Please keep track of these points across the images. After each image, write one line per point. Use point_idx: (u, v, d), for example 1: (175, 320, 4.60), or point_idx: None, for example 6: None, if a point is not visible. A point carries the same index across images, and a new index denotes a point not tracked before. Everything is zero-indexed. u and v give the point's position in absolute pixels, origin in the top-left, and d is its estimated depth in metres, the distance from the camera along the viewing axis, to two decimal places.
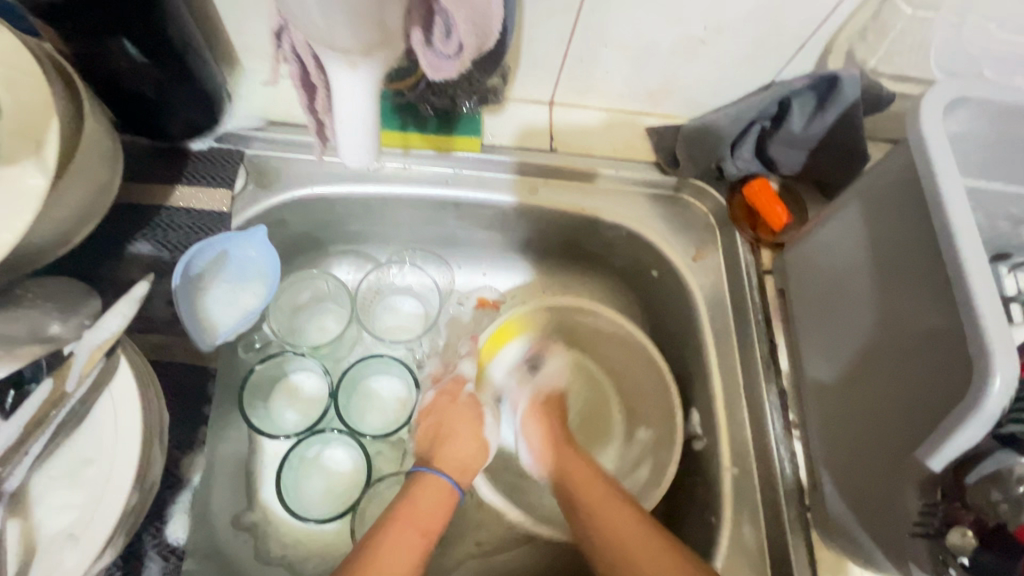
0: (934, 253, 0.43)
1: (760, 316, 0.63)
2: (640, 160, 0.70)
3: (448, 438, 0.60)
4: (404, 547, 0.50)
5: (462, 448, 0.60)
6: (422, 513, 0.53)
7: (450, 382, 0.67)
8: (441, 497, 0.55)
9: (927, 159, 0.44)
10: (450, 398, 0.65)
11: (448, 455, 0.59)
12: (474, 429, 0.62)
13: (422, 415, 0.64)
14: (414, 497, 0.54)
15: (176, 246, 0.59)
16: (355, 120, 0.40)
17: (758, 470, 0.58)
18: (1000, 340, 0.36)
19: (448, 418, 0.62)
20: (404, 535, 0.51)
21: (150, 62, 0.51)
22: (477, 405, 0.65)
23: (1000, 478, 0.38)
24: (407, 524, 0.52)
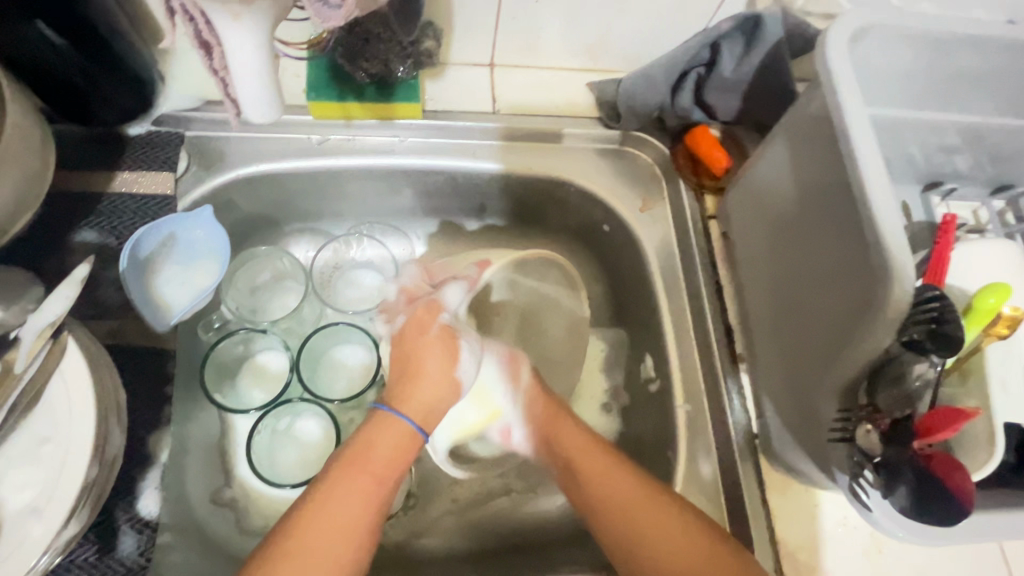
0: (842, 180, 0.46)
1: (706, 260, 0.65)
2: (584, 116, 0.71)
3: (417, 376, 0.57)
4: (353, 494, 0.49)
5: (429, 385, 0.57)
6: (378, 462, 0.52)
7: (423, 309, 0.63)
8: (399, 443, 0.54)
9: (834, 90, 0.46)
10: (422, 330, 0.61)
11: (412, 396, 0.56)
12: (440, 368, 0.58)
13: (393, 343, 0.61)
14: (371, 441, 0.52)
15: (122, 231, 0.59)
16: (256, 82, 0.44)
17: (709, 405, 0.61)
18: (901, 250, 0.39)
19: (414, 352, 0.59)
20: (355, 482, 0.50)
21: (75, 49, 0.51)
22: (450, 340, 0.61)
23: (902, 378, 0.41)
24: (359, 470, 0.50)
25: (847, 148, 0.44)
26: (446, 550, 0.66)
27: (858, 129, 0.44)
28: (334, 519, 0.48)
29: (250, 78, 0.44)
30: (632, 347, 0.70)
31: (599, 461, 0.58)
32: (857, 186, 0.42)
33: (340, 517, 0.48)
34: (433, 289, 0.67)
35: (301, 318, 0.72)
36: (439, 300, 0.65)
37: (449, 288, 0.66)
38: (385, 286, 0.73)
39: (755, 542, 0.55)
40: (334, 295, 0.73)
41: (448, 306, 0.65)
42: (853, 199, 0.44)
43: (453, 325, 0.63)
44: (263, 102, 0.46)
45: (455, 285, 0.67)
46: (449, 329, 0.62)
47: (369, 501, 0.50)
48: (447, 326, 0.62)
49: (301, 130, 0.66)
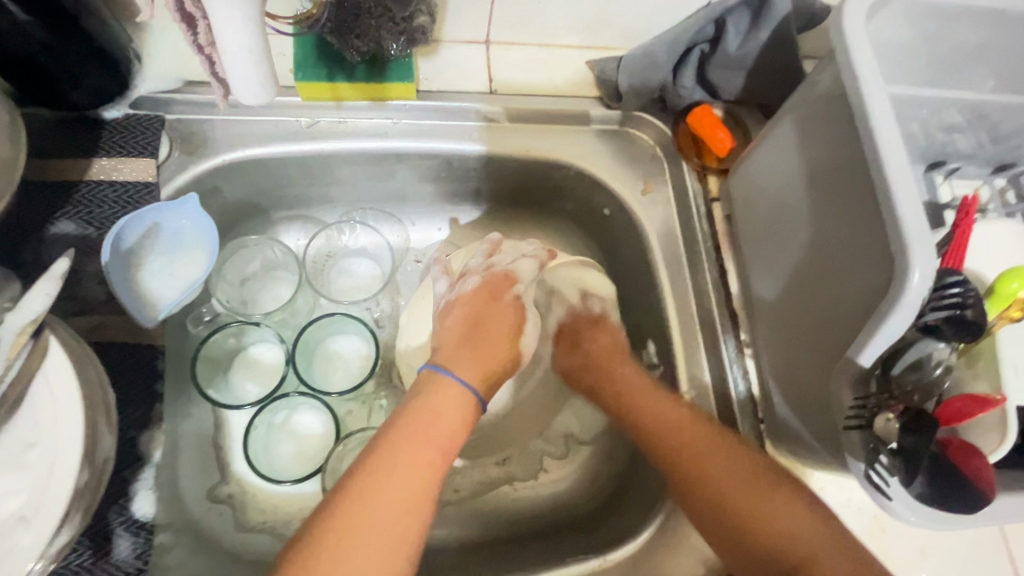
0: (859, 160, 0.44)
1: (710, 244, 0.64)
2: (583, 96, 0.69)
3: (475, 344, 0.53)
4: (413, 468, 0.43)
5: (493, 354, 0.53)
6: (438, 434, 0.45)
7: (498, 278, 0.59)
8: (458, 412, 0.47)
9: (849, 68, 0.44)
10: (493, 294, 0.58)
11: (471, 363, 0.51)
12: (505, 340, 0.55)
13: (459, 303, 0.57)
14: (430, 413, 0.46)
15: (102, 222, 0.56)
16: (245, 65, 0.42)
17: (714, 391, 0.60)
18: (916, 234, 0.38)
19: (480, 318, 0.55)
20: (417, 454, 0.44)
21: (38, 24, 0.47)
22: (520, 313, 0.58)
23: (920, 364, 0.41)
24: (419, 441, 0.44)
25: (863, 129, 0.43)
26: (448, 540, 0.65)
27: (876, 108, 0.42)
28: (393, 496, 0.41)
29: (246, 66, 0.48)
30: (634, 333, 0.69)
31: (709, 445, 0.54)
32: (874, 168, 0.41)
33: (396, 495, 0.42)
34: (504, 259, 0.61)
35: (294, 309, 0.70)
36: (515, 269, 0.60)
37: (519, 258, 0.62)
38: (380, 274, 0.72)
39: None
40: (327, 284, 0.71)
41: (524, 278, 0.60)
42: (870, 178, 0.43)
43: (524, 299, 0.59)
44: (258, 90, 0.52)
45: (527, 258, 0.62)
46: (519, 300, 0.59)
47: (431, 474, 0.44)
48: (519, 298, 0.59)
49: (290, 113, 0.63)
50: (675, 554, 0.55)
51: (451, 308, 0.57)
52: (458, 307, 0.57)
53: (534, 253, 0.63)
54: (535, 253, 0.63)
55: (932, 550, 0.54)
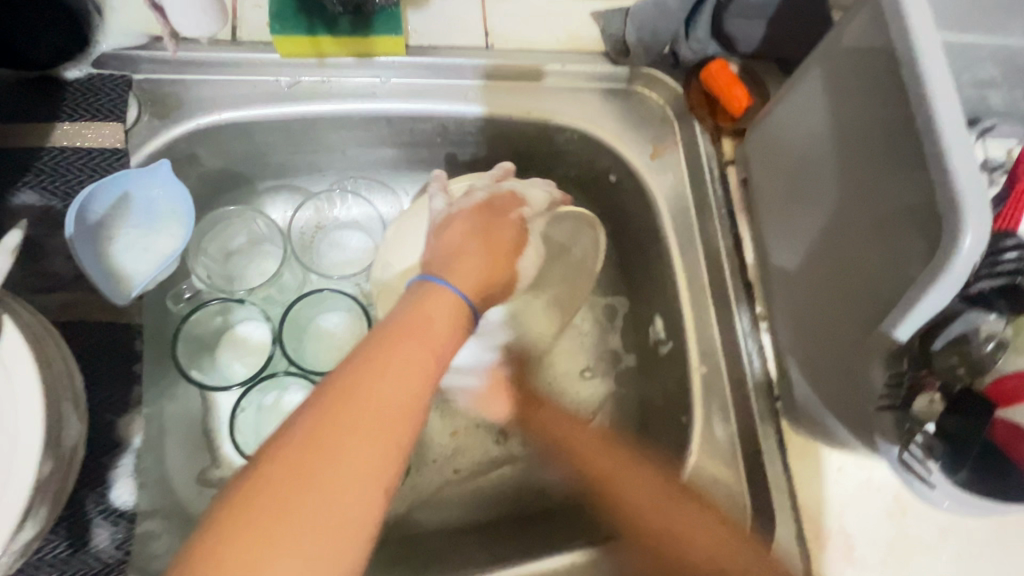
0: (900, 114, 0.40)
1: (724, 211, 0.60)
2: (588, 52, 0.63)
3: (471, 254, 0.49)
4: (410, 367, 0.37)
5: (488, 269, 0.49)
6: (435, 336, 0.40)
7: (506, 195, 0.56)
8: (454, 318, 0.43)
9: (895, 8, 0.39)
10: (497, 212, 0.54)
11: (466, 271, 0.47)
12: (502, 257, 0.52)
13: (463, 214, 0.52)
14: (425, 312, 0.41)
15: (68, 192, 0.53)
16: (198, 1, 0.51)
17: (727, 366, 0.56)
18: (971, 191, 0.34)
19: (481, 232, 0.51)
20: (415, 352, 0.38)
21: None
22: (519, 234, 0.55)
23: (966, 339, 0.37)
24: (417, 341, 0.39)
25: (910, 75, 0.38)
26: (449, 521, 0.63)
27: (926, 52, 0.38)
28: (388, 394, 0.35)
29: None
30: (642, 307, 0.66)
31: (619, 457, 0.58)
32: (923, 118, 0.37)
33: (392, 394, 0.35)
34: (513, 184, 0.58)
35: (281, 284, 0.66)
36: (522, 192, 0.58)
37: (534, 188, 0.59)
38: (373, 247, 0.67)
39: (777, 511, 0.51)
40: (317, 259, 0.67)
41: (530, 205, 0.58)
42: (914, 133, 0.38)
43: (527, 223, 0.57)
44: (200, 14, 0.53)
45: (540, 189, 0.60)
46: (522, 224, 0.56)
47: (428, 377, 0.38)
48: (524, 221, 0.56)
49: (269, 71, 0.58)
50: None
51: (449, 219, 0.52)
52: (459, 218, 0.52)
53: (550, 189, 0.60)
54: (551, 189, 0.60)
55: (956, 529, 0.51)
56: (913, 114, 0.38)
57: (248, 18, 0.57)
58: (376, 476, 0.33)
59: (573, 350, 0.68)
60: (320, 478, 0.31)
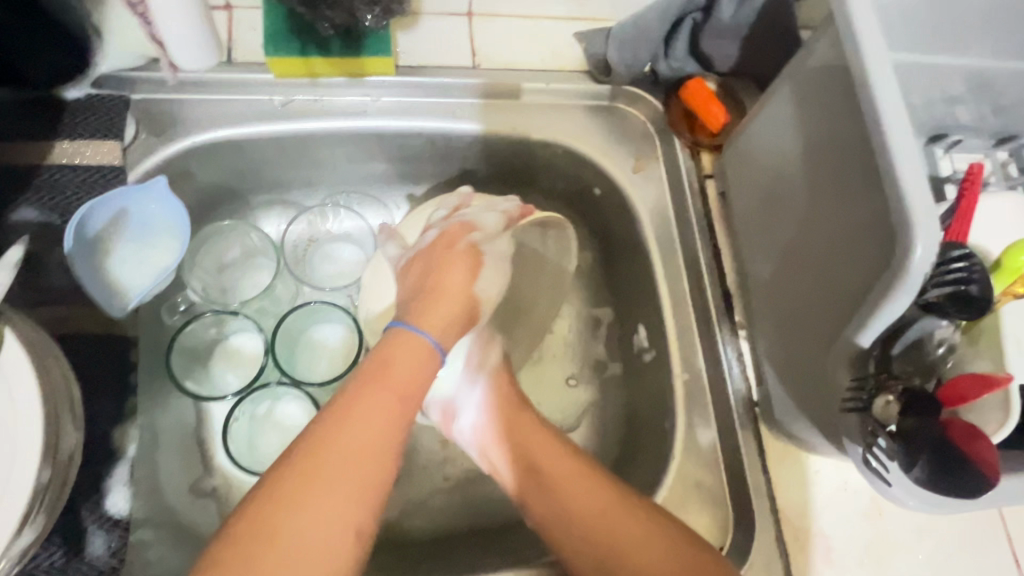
0: (859, 133, 0.42)
1: (703, 223, 0.62)
2: (571, 71, 0.66)
3: (434, 296, 0.52)
4: (374, 416, 0.43)
5: (455, 301, 0.53)
6: (401, 381, 0.45)
7: (457, 227, 0.58)
8: (422, 360, 0.48)
9: (853, 33, 0.42)
10: (446, 249, 0.56)
11: (433, 314, 0.51)
12: (463, 286, 0.54)
13: (420, 255, 0.57)
14: (390, 357, 0.46)
15: (66, 209, 0.54)
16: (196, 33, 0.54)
17: (708, 373, 0.58)
18: (922, 207, 0.36)
19: (438, 268, 0.54)
20: (378, 400, 0.44)
21: None
22: (476, 259, 0.56)
23: (922, 343, 0.41)
24: (381, 389, 0.44)
25: (866, 97, 0.40)
26: (438, 526, 0.64)
27: (880, 77, 0.40)
28: (354, 443, 0.42)
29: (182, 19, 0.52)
30: (626, 316, 0.68)
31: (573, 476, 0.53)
32: (878, 138, 0.39)
33: (356, 443, 0.42)
34: (464, 212, 0.60)
35: (274, 297, 0.67)
36: (474, 219, 0.58)
37: (484, 211, 0.60)
38: (365, 260, 0.69)
39: (756, 512, 0.53)
40: (310, 271, 0.68)
41: (483, 227, 0.58)
42: (871, 151, 0.41)
43: (480, 247, 0.57)
44: (199, 48, 0.55)
45: (492, 212, 0.60)
46: (474, 248, 0.57)
47: (392, 423, 0.44)
48: (474, 246, 0.56)
49: (262, 91, 0.60)
50: None
51: (408, 267, 0.57)
52: (416, 261, 0.56)
53: (504, 208, 0.60)
54: (505, 208, 0.60)
55: (932, 529, 0.53)
56: (869, 133, 0.40)
57: (243, 40, 0.60)
58: (345, 511, 0.40)
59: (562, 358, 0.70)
60: (296, 522, 0.39)
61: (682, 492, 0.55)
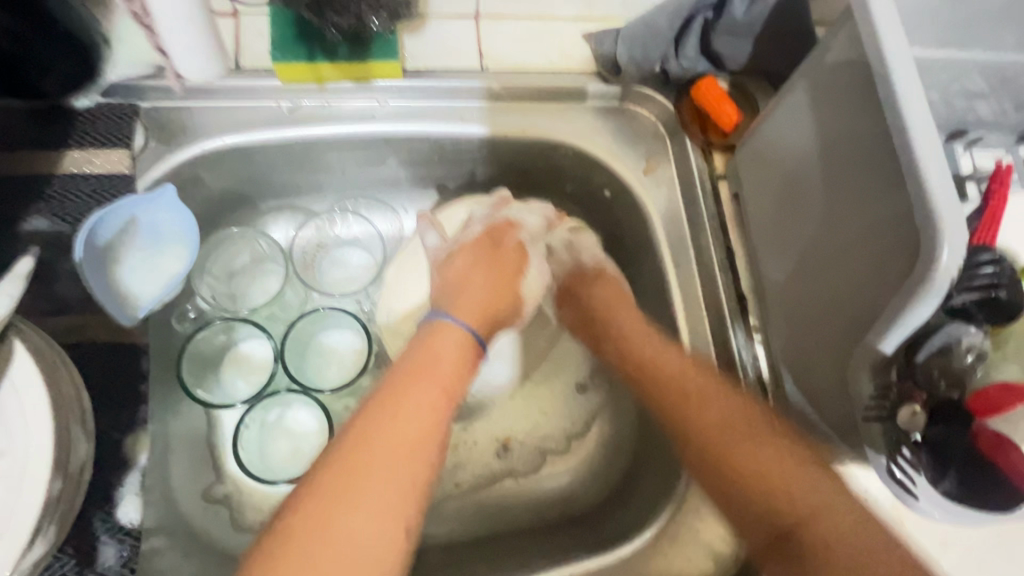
0: (878, 135, 0.41)
1: (716, 225, 0.61)
2: (580, 72, 0.65)
3: (473, 286, 0.52)
4: (418, 411, 0.40)
5: (491, 293, 0.52)
6: (445, 372, 0.43)
7: (500, 224, 0.59)
8: (461, 352, 0.46)
9: (870, 29, 0.41)
10: (490, 241, 0.57)
11: (469, 303, 0.50)
12: (504, 282, 0.54)
13: (462, 249, 0.56)
14: (432, 348, 0.44)
15: (77, 217, 0.54)
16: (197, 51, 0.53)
17: (722, 379, 0.57)
18: (947, 208, 0.35)
19: (479, 261, 0.54)
20: (423, 391, 0.41)
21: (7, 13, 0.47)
22: (520, 257, 0.57)
23: (948, 351, 0.39)
24: (425, 383, 0.42)
25: (886, 95, 0.39)
26: (449, 535, 0.63)
27: (901, 74, 0.39)
28: (401, 436, 0.39)
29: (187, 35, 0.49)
30: None
31: None
32: (899, 138, 0.38)
33: (403, 436, 0.39)
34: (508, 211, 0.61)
35: (284, 303, 0.67)
36: (517, 218, 0.60)
37: (529, 212, 0.62)
38: (373, 265, 0.69)
39: None
40: (319, 276, 0.68)
41: (528, 228, 0.61)
42: (892, 152, 0.39)
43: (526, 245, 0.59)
44: (204, 61, 0.54)
45: (534, 214, 0.63)
46: (519, 245, 0.58)
47: (438, 415, 0.41)
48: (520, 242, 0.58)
49: (269, 96, 0.59)
50: (680, 549, 0.52)
51: (451, 257, 0.56)
52: (458, 254, 0.55)
53: (545, 213, 0.64)
54: (545, 212, 0.64)
55: (954, 539, 0.51)
56: (890, 133, 0.39)
57: (250, 46, 0.59)
58: (395, 509, 0.37)
59: (572, 362, 0.69)
60: (345, 519, 0.36)
61: (697, 498, 0.54)
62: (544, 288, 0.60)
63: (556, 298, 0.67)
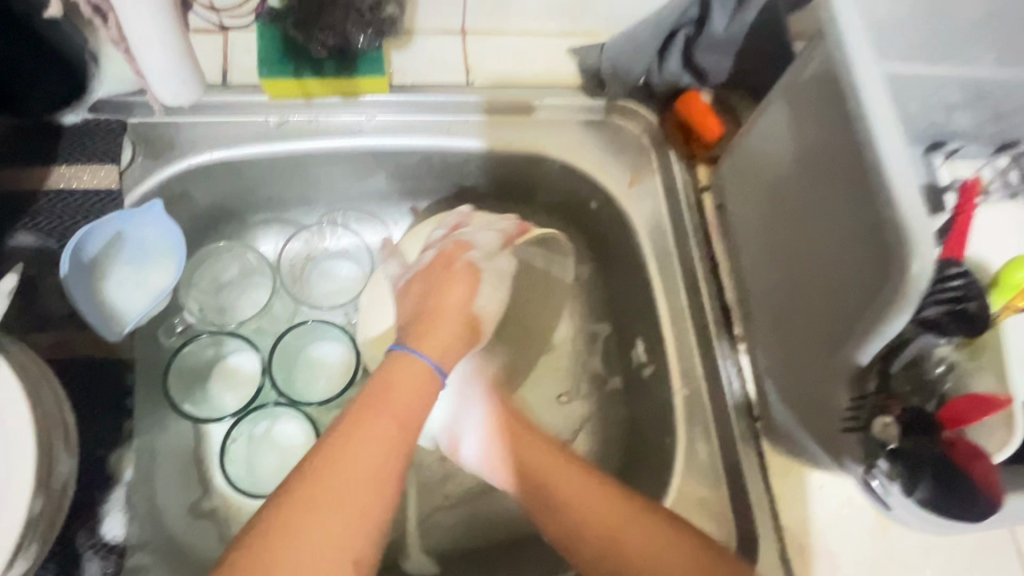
0: (850, 150, 0.42)
1: (700, 236, 0.62)
2: (565, 86, 0.66)
3: (430, 317, 0.53)
4: (372, 443, 0.43)
5: (453, 322, 0.54)
6: (399, 404, 0.46)
7: (452, 245, 0.59)
8: (420, 382, 0.48)
9: (841, 49, 0.42)
10: (446, 267, 0.57)
11: (430, 335, 0.52)
12: (461, 306, 0.55)
13: (416, 279, 0.58)
14: (390, 380, 0.47)
15: (63, 233, 0.55)
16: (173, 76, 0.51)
17: (707, 388, 0.57)
18: (913, 223, 0.36)
19: (436, 287, 0.56)
20: (378, 424, 0.44)
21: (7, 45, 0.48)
22: (476, 278, 0.57)
23: (920, 361, 0.42)
24: (379, 415, 0.44)
25: (856, 112, 0.40)
26: (439, 545, 0.64)
27: (872, 92, 0.40)
28: (353, 473, 0.41)
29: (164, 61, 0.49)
30: (624, 331, 0.67)
31: (565, 467, 0.54)
32: (870, 154, 0.38)
33: (355, 472, 0.42)
34: (463, 230, 0.61)
35: (272, 315, 0.67)
36: (469, 239, 0.59)
37: (482, 231, 0.61)
38: (362, 277, 0.69)
39: (759, 529, 0.52)
40: (307, 289, 0.68)
41: (480, 245, 0.60)
42: (864, 168, 0.40)
43: (479, 266, 0.58)
44: (178, 85, 0.52)
45: (489, 231, 0.61)
46: (474, 265, 0.58)
47: (392, 447, 0.44)
48: (473, 264, 0.58)
49: (257, 112, 0.60)
50: None
51: (408, 287, 0.58)
52: (416, 281, 0.57)
53: (501, 227, 0.62)
54: (502, 227, 0.61)
55: (937, 547, 0.52)
56: (862, 149, 0.40)
57: (238, 63, 0.60)
58: (344, 546, 0.40)
59: (557, 373, 0.69)
60: (293, 554, 0.38)
61: (683, 510, 0.54)
62: (503, 308, 0.60)
63: (543, 310, 0.70)
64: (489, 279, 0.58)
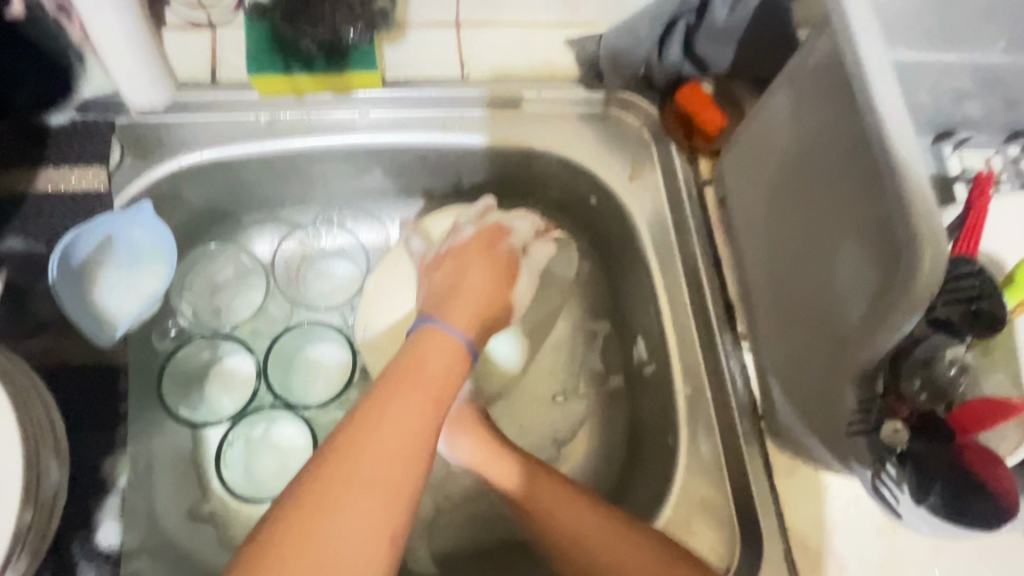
0: (858, 142, 0.41)
1: (703, 231, 0.60)
2: (562, 78, 0.64)
3: (462, 292, 0.52)
4: (406, 417, 0.42)
5: (478, 301, 0.52)
6: (432, 379, 0.44)
7: (489, 231, 0.58)
8: (451, 357, 0.47)
9: (848, 37, 0.40)
10: (483, 250, 0.56)
11: (459, 310, 0.50)
12: (498, 286, 0.54)
13: (450, 258, 0.56)
14: (421, 355, 0.46)
15: (51, 237, 0.54)
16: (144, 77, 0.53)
17: (711, 387, 0.56)
18: (924, 218, 0.34)
19: (472, 266, 0.54)
20: (411, 399, 0.43)
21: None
22: (510, 266, 0.57)
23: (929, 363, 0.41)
24: (411, 388, 0.43)
25: (863, 102, 0.38)
26: (440, 548, 0.63)
27: (880, 81, 0.38)
28: (387, 447, 0.40)
29: (130, 59, 0.51)
30: (626, 328, 0.66)
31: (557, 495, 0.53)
32: (880, 146, 0.37)
33: (388, 447, 0.40)
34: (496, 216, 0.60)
35: (268, 316, 0.66)
36: (507, 223, 0.59)
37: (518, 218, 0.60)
38: (358, 276, 0.68)
39: (763, 530, 0.51)
40: (303, 289, 0.67)
41: (516, 233, 0.59)
42: (873, 160, 0.39)
43: (518, 253, 0.58)
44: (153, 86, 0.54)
45: (524, 219, 0.61)
46: (513, 252, 0.58)
47: (424, 423, 0.42)
48: (513, 250, 0.58)
49: (247, 110, 0.58)
50: None
51: (440, 262, 0.56)
52: (448, 259, 0.56)
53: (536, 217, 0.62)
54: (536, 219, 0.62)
55: (944, 547, 0.51)
56: (871, 141, 0.38)
57: (226, 59, 0.59)
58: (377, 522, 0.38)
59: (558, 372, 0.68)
60: (325, 531, 0.36)
61: (686, 511, 0.53)
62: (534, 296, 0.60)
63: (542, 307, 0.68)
64: (522, 267, 0.58)
